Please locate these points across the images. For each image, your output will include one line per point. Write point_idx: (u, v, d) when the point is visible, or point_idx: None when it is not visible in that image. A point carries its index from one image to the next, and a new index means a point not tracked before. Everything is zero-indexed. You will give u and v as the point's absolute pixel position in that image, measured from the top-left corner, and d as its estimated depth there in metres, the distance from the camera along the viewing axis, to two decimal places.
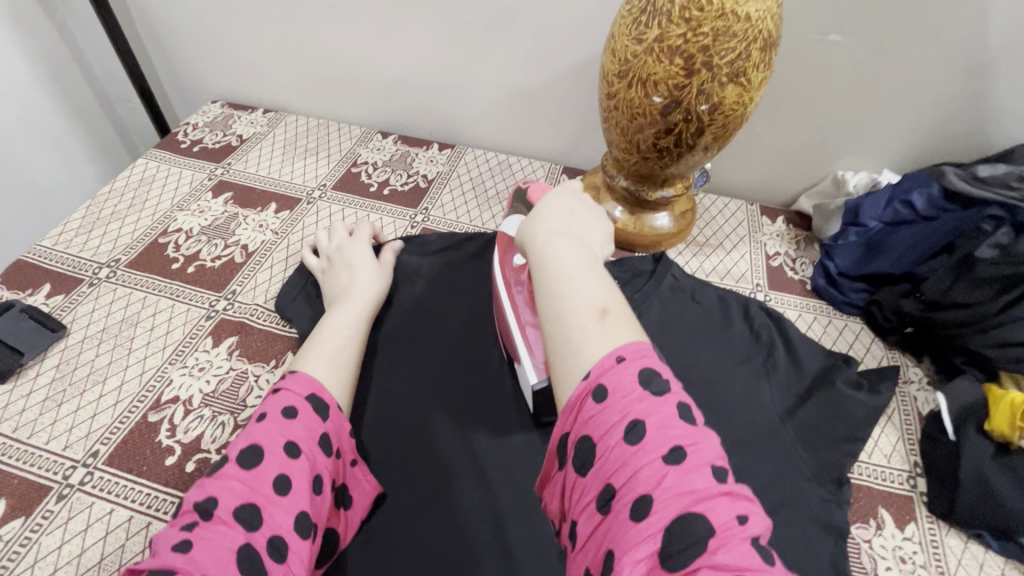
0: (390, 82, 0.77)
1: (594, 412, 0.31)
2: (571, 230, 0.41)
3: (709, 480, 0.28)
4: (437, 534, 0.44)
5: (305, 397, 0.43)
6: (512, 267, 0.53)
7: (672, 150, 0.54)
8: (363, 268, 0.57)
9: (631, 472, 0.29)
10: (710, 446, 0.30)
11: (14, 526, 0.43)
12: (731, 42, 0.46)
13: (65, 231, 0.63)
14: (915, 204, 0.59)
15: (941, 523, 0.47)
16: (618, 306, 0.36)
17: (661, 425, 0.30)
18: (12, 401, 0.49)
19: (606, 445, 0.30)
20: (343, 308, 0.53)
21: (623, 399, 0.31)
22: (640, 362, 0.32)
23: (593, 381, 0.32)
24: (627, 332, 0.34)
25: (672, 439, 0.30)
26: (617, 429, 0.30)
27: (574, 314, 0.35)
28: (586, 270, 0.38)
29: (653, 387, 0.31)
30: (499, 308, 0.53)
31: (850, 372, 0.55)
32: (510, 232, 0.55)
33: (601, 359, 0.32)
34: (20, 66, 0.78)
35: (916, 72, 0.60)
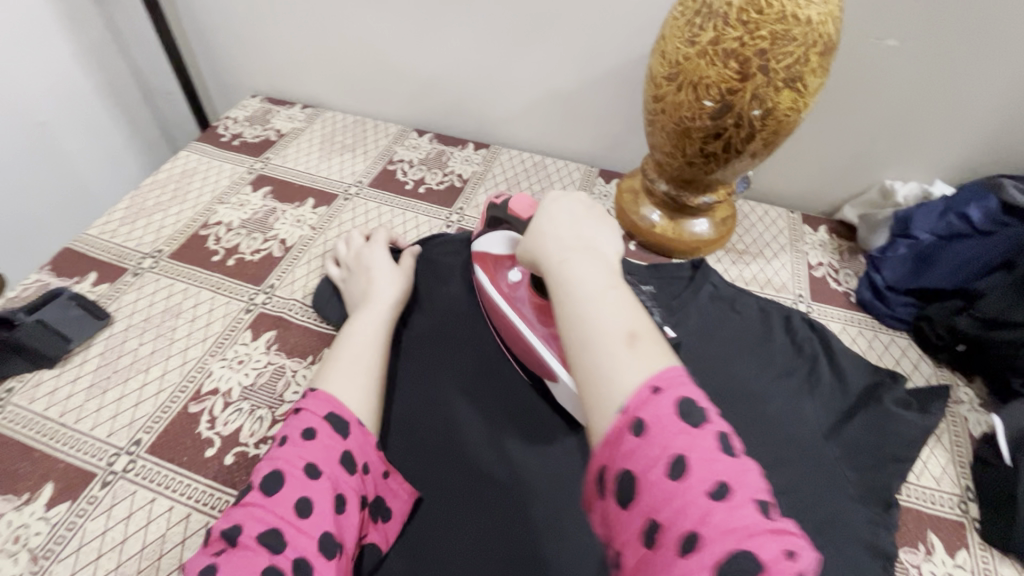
0: (429, 81, 0.77)
1: (633, 445, 0.28)
2: (585, 243, 0.37)
3: (759, 516, 0.26)
4: (468, 537, 0.44)
5: (324, 417, 0.43)
6: (507, 283, 0.53)
7: (719, 155, 0.53)
8: (379, 270, 0.56)
9: (673, 509, 0.26)
10: (754, 474, 0.28)
11: (60, 510, 0.43)
12: (789, 46, 0.44)
13: (110, 221, 0.65)
14: (972, 217, 0.56)
15: (995, 551, 0.46)
16: (647, 326, 0.32)
17: (705, 458, 0.27)
18: (59, 387, 0.50)
19: (647, 481, 0.27)
20: (368, 314, 0.52)
21: (665, 432, 0.27)
22: (678, 389, 0.29)
23: (628, 414, 0.28)
24: (660, 356, 0.31)
25: (716, 473, 0.27)
26: (659, 464, 0.27)
27: (601, 341, 0.31)
28: (611, 287, 0.34)
29: (693, 416, 0.28)
30: (509, 328, 0.52)
31: (897, 390, 0.53)
32: (493, 252, 0.54)
33: (635, 390, 0.29)
34: (70, 58, 0.80)
35: (977, 79, 0.57)
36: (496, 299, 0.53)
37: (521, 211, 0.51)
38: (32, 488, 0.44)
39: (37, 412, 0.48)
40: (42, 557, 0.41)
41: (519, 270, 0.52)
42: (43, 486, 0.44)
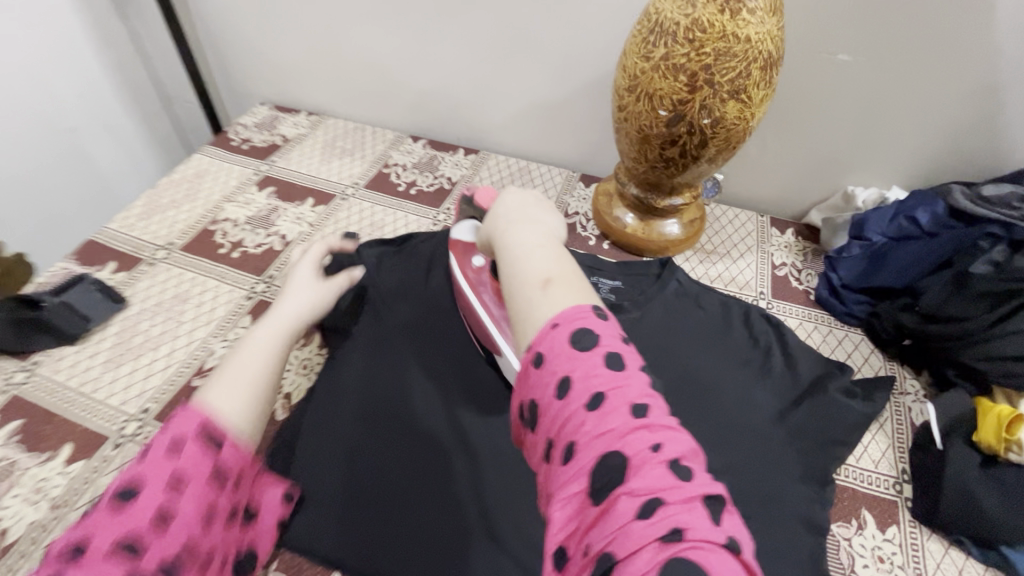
0: (423, 91, 0.83)
1: (533, 376, 0.32)
2: (526, 217, 0.44)
3: (630, 418, 0.29)
4: (432, 502, 0.48)
5: (197, 430, 0.36)
6: (472, 268, 0.57)
7: (677, 160, 0.57)
8: (297, 284, 0.55)
9: (561, 425, 0.30)
10: (635, 383, 0.31)
11: (77, 467, 0.49)
12: (731, 62, 0.49)
13: (129, 216, 0.71)
14: (921, 220, 0.60)
15: (924, 528, 0.49)
16: (566, 275, 0.37)
17: (588, 375, 0.31)
18: (80, 360, 0.56)
19: (543, 404, 0.31)
20: (270, 321, 0.50)
21: (555, 360, 0.31)
22: (573, 323, 0.33)
23: (532, 350, 0.33)
24: (571, 296, 0.35)
25: (595, 388, 0.30)
26: (549, 388, 0.31)
27: (522, 288, 0.37)
28: (539, 247, 0.40)
29: (581, 343, 0.32)
30: (470, 309, 0.57)
31: (843, 380, 0.57)
32: (464, 238, 0.59)
33: (539, 329, 0.33)
34: (98, 69, 0.88)
35: (924, 91, 0.61)
36: (461, 281, 0.57)
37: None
38: (53, 447, 0.50)
39: (59, 382, 0.54)
40: (60, 506, 0.47)
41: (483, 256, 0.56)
42: (62, 446, 0.50)
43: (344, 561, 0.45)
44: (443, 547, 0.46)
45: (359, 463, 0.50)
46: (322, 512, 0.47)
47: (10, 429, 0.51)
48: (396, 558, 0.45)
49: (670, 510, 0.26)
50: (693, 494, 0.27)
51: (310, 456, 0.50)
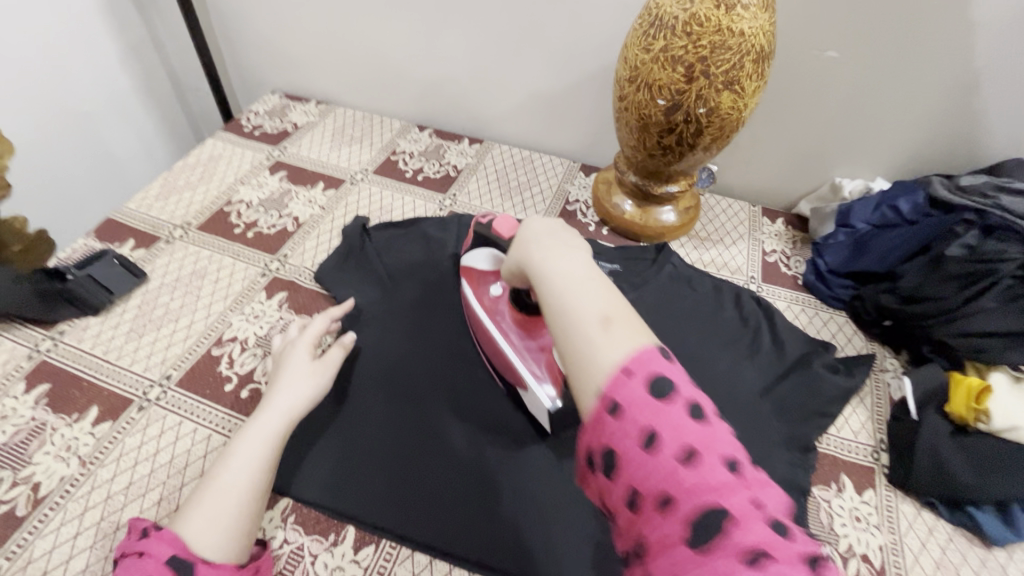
0: (430, 82, 0.86)
1: (610, 423, 0.28)
2: (561, 239, 0.38)
3: (728, 474, 0.27)
4: (445, 468, 0.51)
5: (166, 561, 0.37)
6: (490, 297, 0.56)
7: (675, 148, 0.61)
8: (290, 369, 0.51)
9: (647, 479, 0.27)
10: (723, 434, 0.28)
11: (104, 427, 0.52)
12: (726, 54, 0.53)
13: (146, 196, 0.74)
14: (902, 208, 0.64)
15: (898, 492, 0.53)
16: (623, 309, 0.32)
17: (676, 428, 0.28)
18: (103, 330, 0.59)
19: (625, 453, 0.28)
20: (262, 421, 0.47)
21: (637, 409, 0.28)
22: (649, 367, 0.29)
23: (604, 397, 0.29)
24: (634, 337, 0.31)
25: (686, 440, 0.28)
26: (633, 438, 0.28)
27: (575, 326, 0.32)
28: (587, 275, 0.34)
29: (663, 391, 0.29)
30: (490, 340, 0.55)
31: (827, 356, 0.60)
32: (478, 267, 0.57)
33: (609, 374, 0.29)
34: (114, 56, 0.90)
35: (908, 88, 0.65)
36: (479, 311, 0.56)
37: (504, 231, 0.53)
38: (81, 409, 0.53)
39: (84, 349, 0.57)
40: (89, 463, 0.49)
41: (501, 285, 0.56)
42: (89, 408, 0.53)
43: (361, 518, 0.48)
44: (452, 510, 0.49)
45: (378, 435, 0.53)
46: (338, 481, 0.50)
47: (38, 392, 0.54)
48: (411, 520, 0.48)
49: (783, 570, 0.24)
50: (801, 552, 0.25)
51: (335, 422, 0.54)
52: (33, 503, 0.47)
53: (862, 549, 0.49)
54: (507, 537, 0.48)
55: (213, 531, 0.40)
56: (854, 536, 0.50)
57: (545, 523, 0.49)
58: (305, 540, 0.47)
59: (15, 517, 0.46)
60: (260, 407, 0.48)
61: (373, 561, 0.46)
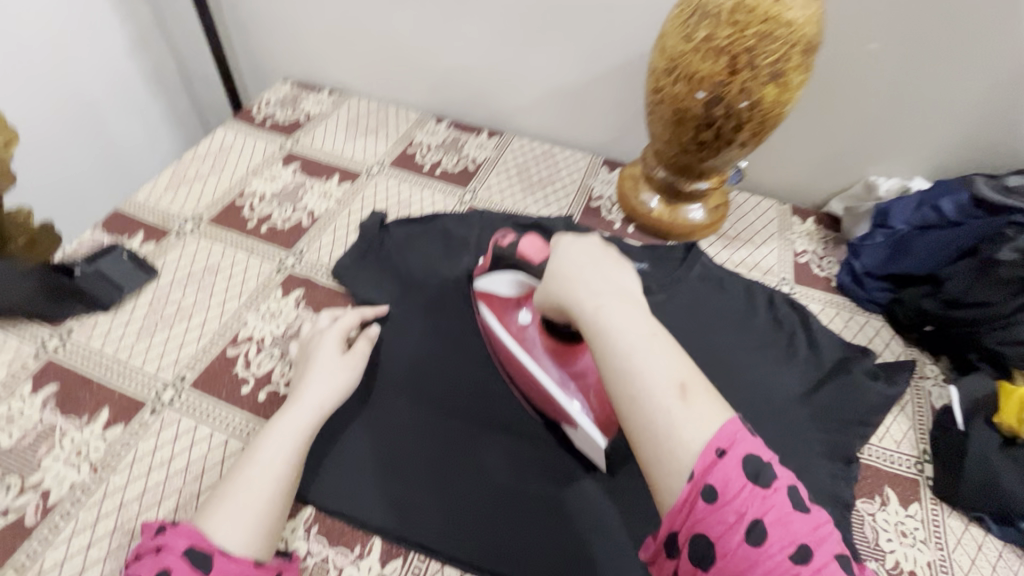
0: (448, 72, 0.83)
1: (707, 512, 0.30)
2: (612, 288, 0.39)
3: (840, 572, 0.28)
4: (474, 474, 0.49)
5: (183, 553, 0.37)
6: (516, 325, 0.52)
7: (711, 143, 0.58)
8: (320, 364, 0.51)
9: (757, 573, 0.28)
10: (827, 530, 0.30)
11: (116, 431, 0.49)
12: (773, 45, 0.50)
13: (155, 188, 0.71)
14: (944, 209, 0.61)
15: (944, 506, 0.50)
16: (694, 375, 0.34)
17: (781, 520, 0.29)
18: (112, 328, 0.56)
19: (727, 545, 0.29)
20: (290, 417, 0.47)
21: (736, 498, 0.30)
22: (741, 450, 0.31)
23: (700, 483, 0.30)
24: (711, 408, 0.33)
25: (792, 532, 0.29)
26: (736, 530, 0.29)
27: (653, 396, 0.32)
28: (650, 335, 0.35)
29: (761, 479, 0.30)
30: (523, 373, 0.51)
31: (866, 362, 0.58)
32: (501, 292, 0.54)
33: (700, 455, 0.31)
34: (120, 41, 0.87)
35: (953, 84, 0.62)
36: (506, 340, 0.53)
37: (531, 254, 0.52)
38: (91, 412, 0.50)
39: (94, 348, 0.55)
40: (101, 468, 0.47)
41: (528, 311, 0.52)
42: (100, 411, 0.50)
43: (390, 531, 0.46)
44: (486, 524, 0.47)
45: (405, 442, 0.51)
46: (365, 491, 0.48)
47: (45, 393, 0.51)
48: (444, 534, 0.46)
49: None
50: None
51: (360, 425, 0.51)
52: (43, 511, 0.44)
53: (909, 566, 0.47)
54: (545, 553, 0.45)
55: (236, 524, 0.40)
56: (901, 553, 0.48)
57: (583, 537, 0.46)
58: (330, 552, 0.45)
59: (23, 526, 0.44)
60: (289, 403, 0.48)
61: (401, 575, 0.44)
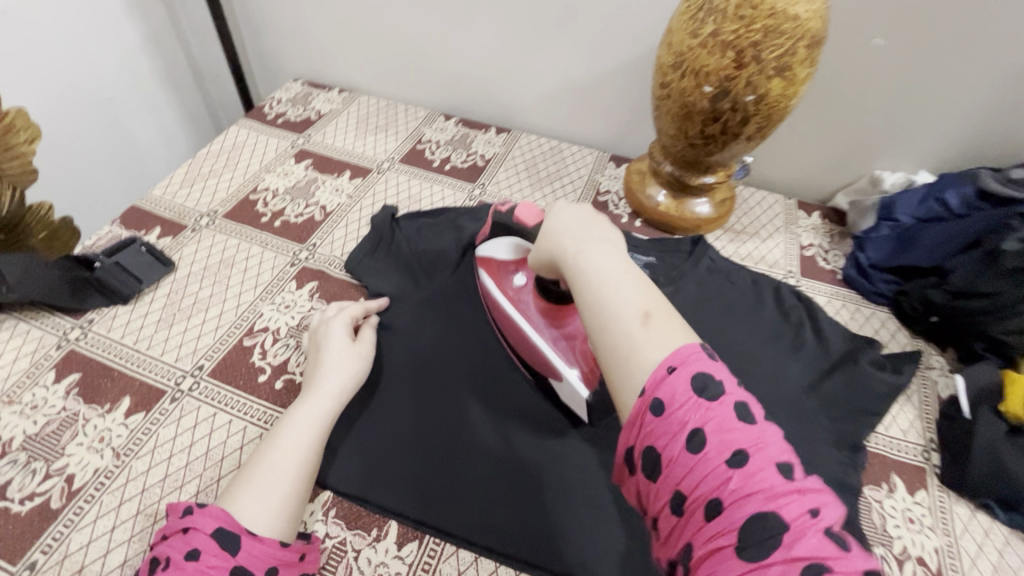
0: (457, 70, 0.84)
1: (653, 424, 0.30)
2: (595, 234, 0.39)
3: (780, 479, 0.27)
4: (484, 462, 0.50)
5: (212, 534, 0.38)
6: (513, 287, 0.56)
7: (718, 137, 0.59)
8: (333, 353, 0.52)
9: (696, 481, 0.28)
10: (772, 440, 0.29)
11: (137, 418, 0.50)
12: (779, 39, 0.51)
13: (171, 184, 0.72)
14: (949, 201, 0.62)
15: (951, 493, 0.51)
16: (660, 307, 0.34)
17: (722, 430, 0.29)
18: (132, 319, 0.58)
19: (671, 455, 0.29)
20: (310, 404, 0.48)
21: (681, 409, 0.29)
22: (692, 367, 0.30)
23: (649, 397, 0.30)
24: (674, 333, 0.33)
25: (735, 443, 0.28)
26: (678, 439, 0.29)
27: (617, 324, 0.33)
28: (622, 272, 0.36)
29: (708, 392, 0.30)
30: (516, 332, 0.54)
31: (873, 353, 0.59)
32: (499, 257, 0.57)
33: (652, 371, 0.31)
34: (134, 40, 0.89)
35: (956, 78, 0.63)
36: (502, 300, 0.56)
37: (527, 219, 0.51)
38: (113, 400, 0.51)
39: (114, 339, 0.56)
40: (124, 454, 0.48)
41: (524, 275, 0.55)
42: (121, 399, 0.52)
43: (404, 512, 0.47)
44: (496, 504, 0.48)
45: (416, 426, 0.52)
46: (377, 474, 0.49)
47: (68, 382, 0.52)
48: (454, 514, 0.47)
49: None
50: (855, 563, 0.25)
51: (371, 415, 0.52)
52: (68, 495, 0.46)
53: (917, 552, 0.48)
54: (554, 533, 0.46)
55: (264, 507, 0.41)
56: (908, 538, 0.48)
57: (591, 518, 0.47)
58: (348, 534, 0.46)
59: (49, 510, 0.45)
60: (308, 391, 0.49)
61: (417, 557, 0.45)
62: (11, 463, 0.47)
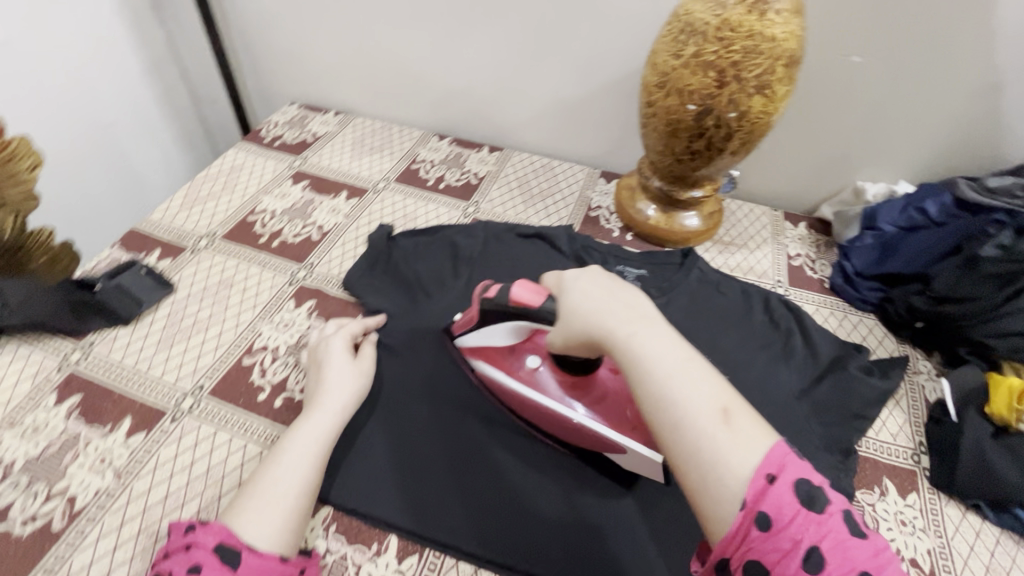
0: (450, 91, 0.87)
1: (764, 540, 0.29)
2: (632, 313, 0.39)
3: None
4: (486, 478, 0.50)
5: (214, 549, 0.38)
6: (525, 370, 0.52)
7: (703, 153, 0.61)
8: (334, 370, 0.52)
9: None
10: (886, 553, 0.29)
11: (138, 439, 0.51)
12: (758, 58, 0.53)
13: (170, 207, 0.74)
14: (928, 210, 0.64)
15: (942, 495, 0.52)
16: (733, 398, 0.34)
17: (838, 545, 0.29)
18: (132, 340, 0.58)
19: (786, 572, 0.28)
20: (314, 420, 0.48)
21: (792, 524, 0.29)
22: (792, 476, 0.30)
23: (752, 509, 0.30)
24: (757, 432, 0.32)
25: (853, 558, 0.28)
26: (793, 557, 0.28)
27: (695, 424, 0.32)
28: (681, 362, 0.35)
29: (817, 504, 0.30)
30: (547, 413, 0.51)
31: (861, 358, 0.60)
32: (498, 344, 0.53)
33: (751, 481, 0.30)
34: (134, 67, 0.91)
35: (930, 93, 0.66)
36: (517, 387, 0.52)
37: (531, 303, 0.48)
38: (114, 421, 0.52)
39: (115, 360, 0.57)
40: (125, 475, 0.48)
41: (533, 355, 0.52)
42: (122, 419, 0.52)
43: (408, 528, 0.47)
44: (500, 520, 0.48)
45: (419, 442, 0.52)
46: (380, 492, 0.49)
47: (69, 404, 0.53)
48: (459, 531, 0.47)
49: None
50: None
51: (375, 429, 0.53)
52: (69, 516, 0.46)
53: (910, 553, 0.48)
54: (557, 545, 0.47)
55: (267, 524, 0.41)
56: (902, 541, 0.49)
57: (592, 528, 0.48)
58: (348, 549, 0.46)
59: (51, 531, 0.45)
60: (311, 408, 0.49)
61: (418, 571, 0.46)
62: (13, 485, 0.47)
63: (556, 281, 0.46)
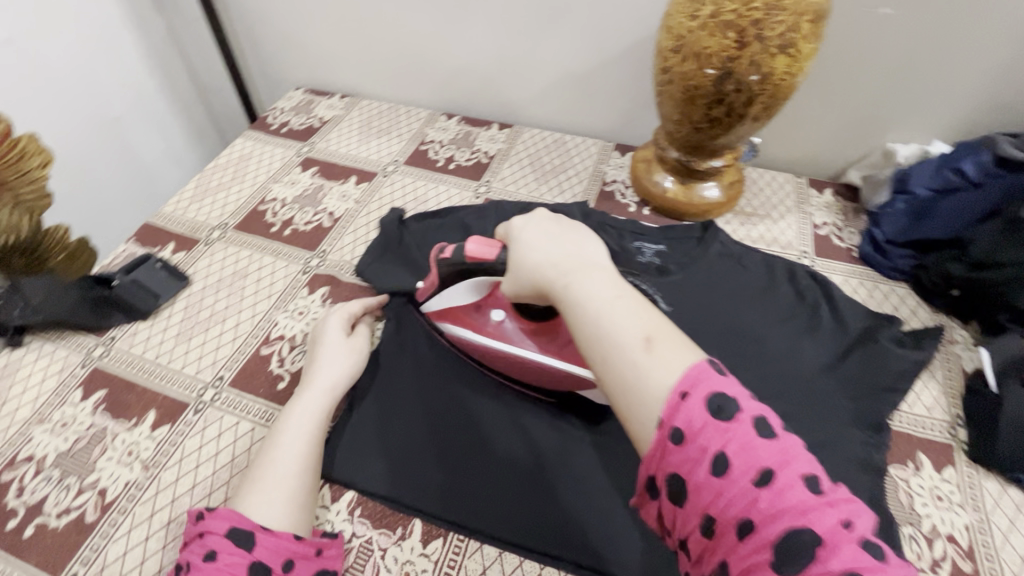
0: (455, 68, 0.84)
1: (675, 455, 0.29)
2: (576, 256, 0.39)
3: (809, 493, 0.26)
4: (498, 460, 0.50)
5: (226, 534, 0.39)
6: (491, 323, 0.52)
7: (723, 120, 0.58)
8: (327, 351, 0.53)
9: (724, 504, 0.27)
10: (798, 452, 0.28)
11: (163, 431, 0.51)
12: (781, 15, 0.50)
13: (182, 199, 0.74)
14: (965, 170, 0.60)
15: (980, 468, 0.50)
16: (662, 328, 0.33)
17: (746, 448, 0.28)
18: (152, 334, 0.59)
19: (696, 481, 0.28)
20: (306, 399, 0.50)
21: (701, 433, 0.28)
22: (704, 388, 0.29)
23: (666, 426, 0.29)
24: (682, 353, 0.32)
25: (759, 461, 0.28)
26: (702, 466, 0.28)
27: (619, 354, 0.32)
28: (616, 297, 0.35)
29: (725, 411, 0.29)
30: (522, 363, 0.52)
31: (893, 330, 0.58)
32: (461, 303, 0.53)
33: (666, 398, 0.30)
34: (137, 59, 0.90)
35: (965, 43, 0.61)
36: (489, 343, 0.52)
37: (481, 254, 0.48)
38: (139, 414, 0.53)
39: (137, 354, 0.57)
40: (152, 466, 0.49)
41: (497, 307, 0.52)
42: (147, 412, 0.53)
43: (425, 510, 0.47)
44: (512, 502, 0.48)
45: (428, 424, 0.52)
46: (393, 477, 0.49)
47: (95, 399, 0.54)
48: (474, 512, 0.47)
49: None
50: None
51: (371, 409, 0.53)
52: (102, 508, 0.47)
53: (946, 529, 0.47)
54: (573, 528, 0.46)
55: (274, 506, 0.42)
56: (937, 516, 0.48)
57: (610, 509, 0.47)
58: (373, 534, 0.47)
59: (84, 523, 0.46)
60: (303, 386, 0.51)
61: (442, 553, 0.46)
62: (46, 479, 0.49)
63: (505, 234, 0.45)
